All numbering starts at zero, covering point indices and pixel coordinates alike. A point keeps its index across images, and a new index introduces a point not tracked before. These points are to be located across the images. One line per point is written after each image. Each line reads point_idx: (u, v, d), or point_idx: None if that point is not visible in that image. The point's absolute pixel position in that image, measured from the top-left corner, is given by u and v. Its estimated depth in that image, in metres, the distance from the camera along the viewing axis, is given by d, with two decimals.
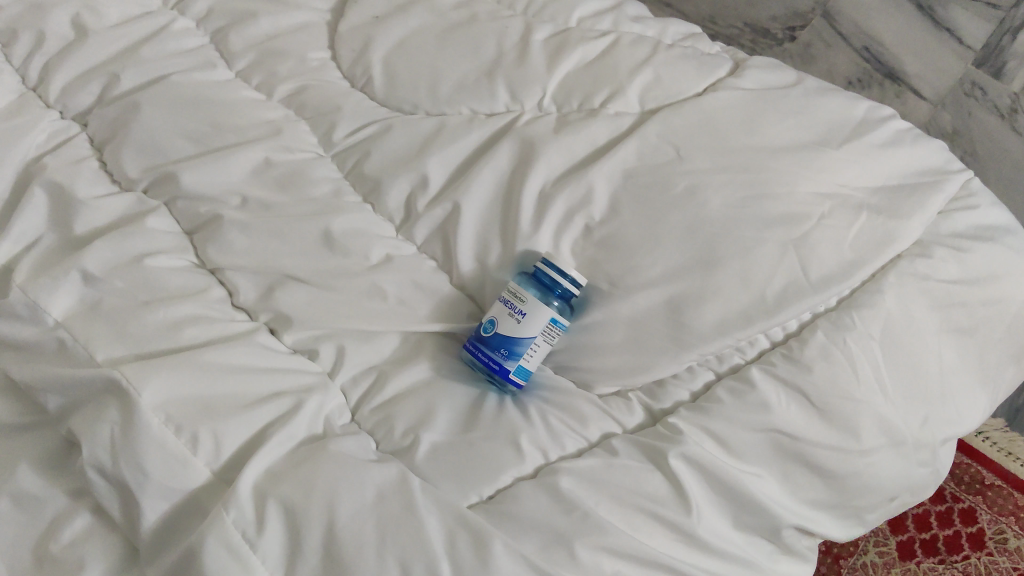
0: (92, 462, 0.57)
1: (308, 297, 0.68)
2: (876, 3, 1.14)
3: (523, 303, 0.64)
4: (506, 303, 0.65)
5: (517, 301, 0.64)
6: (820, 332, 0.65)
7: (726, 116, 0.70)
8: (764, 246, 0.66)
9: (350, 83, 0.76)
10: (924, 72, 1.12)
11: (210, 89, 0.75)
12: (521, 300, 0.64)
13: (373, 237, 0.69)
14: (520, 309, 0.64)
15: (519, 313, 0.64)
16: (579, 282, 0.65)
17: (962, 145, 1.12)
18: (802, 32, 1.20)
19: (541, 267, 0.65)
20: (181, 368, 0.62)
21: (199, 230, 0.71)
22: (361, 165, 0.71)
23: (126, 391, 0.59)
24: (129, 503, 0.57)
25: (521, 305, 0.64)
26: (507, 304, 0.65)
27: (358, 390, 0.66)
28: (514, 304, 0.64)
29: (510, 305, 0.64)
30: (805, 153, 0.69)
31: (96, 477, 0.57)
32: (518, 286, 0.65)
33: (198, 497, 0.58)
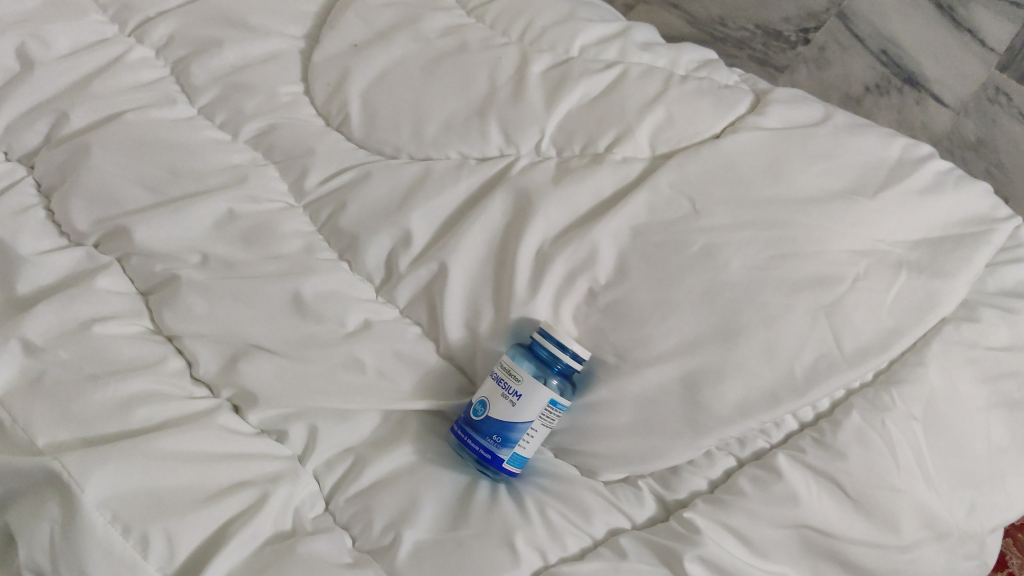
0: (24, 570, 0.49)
1: (276, 372, 0.60)
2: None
3: (518, 383, 0.56)
4: (499, 380, 0.57)
5: (511, 380, 0.57)
6: (856, 413, 0.58)
7: (747, 162, 0.62)
8: (792, 315, 0.58)
9: (325, 121, 0.68)
10: (947, 75, 0.91)
11: (170, 128, 0.67)
12: (516, 380, 0.56)
13: (350, 301, 0.61)
14: (515, 391, 0.56)
15: (514, 395, 0.56)
16: (580, 356, 0.58)
17: (985, 156, 0.91)
18: (817, 34, 0.97)
19: (539, 340, 0.58)
20: (131, 455, 0.53)
21: (154, 292, 0.63)
22: (337, 218, 0.63)
23: (66, 484, 0.50)
24: None
25: (515, 385, 0.56)
26: (501, 384, 0.57)
27: (331, 476, 0.59)
28: (508, 383, 0.57)
29: (504, 384, 0.57)
30: (837, 204, 0.61)
31: None
32: (513, 362, 0.57)
33: None
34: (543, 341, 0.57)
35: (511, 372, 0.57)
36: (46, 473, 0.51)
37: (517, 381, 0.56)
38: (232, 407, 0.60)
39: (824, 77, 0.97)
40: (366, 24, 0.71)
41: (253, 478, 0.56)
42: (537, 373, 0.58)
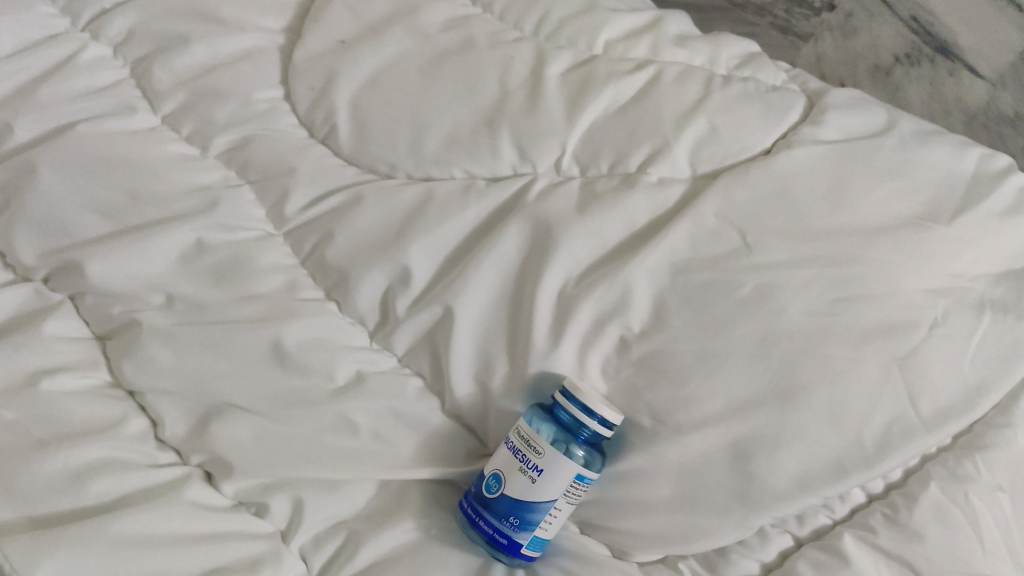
0: None
1: (255, 435, 0.51)
2: None
3: (539, 457, 0.48)
4: (515, 451, 0.49)
5: (530, 451, 0.49)
6: (934, 485, 0.49)
7: (805, 184, 0.52)
8: (860, 370, 0.49)
9: (308, 132, 0.59)
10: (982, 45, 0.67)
11: (129, 142, 0.58)
12: (536, 452, 0.49)
13: (340, 350, 0.53)
14: (536, 465, 0.49)
15: (534, 470, 0.49)
16: (611, 423, 0.49)
17: None
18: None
19: (561, 402, 0.49)
20: (87, 543, 0.44)
21: (113, 337, 0.54)
22: (323, 251, 0.54)
23: None
24: None
25: (536, 459, 0.49)
26: (519, 456, 0.49)
27: (322, 556, 0.50)
28: (527, 455, 0.49)
29: (522, 455, 0.49)
30: (911, 232, 0.52)
31: None
32: (531, 430, 0.49)
33: None
34: (566, 405, 0.49)
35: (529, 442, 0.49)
36: None
37: (538, 453, 0.49)
38: (203, 475, 0.52)
39: (850, 46, 0.74)
40: (354, 16, 0.61)
41: (230, 564, 0.47)
42: (561, 443, 0.49)
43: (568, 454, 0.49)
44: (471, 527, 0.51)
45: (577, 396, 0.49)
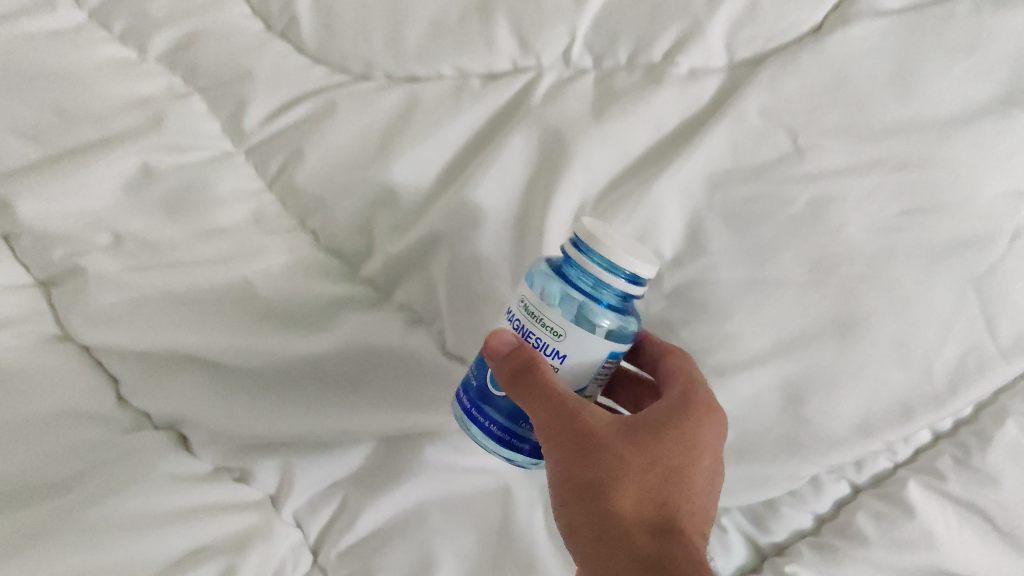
0: None
1: (231, 391, 0.45)
2: None
3: (559, 341, 0.36)
4: (526, 332, 0.38)
5: (541, 329, 0.37)
6: (1013, 423, 0.43)
7: (865, 68, 0.42)
8: (931, 297, 0.42)
9: (265, 22, 0.49)
10: None
11: (49, 46, 0.48)
12: (555, 335, 0.36)
13: (321, 292, 0.46)
14: (558, 351, 0.37)
15: (556, 357, 0.37)
16: (641, 278, 0.37)
17: None
18: None
19: (574, 260, 0.37)
20: (54, 535, 0.39)
21: (57, 281, 0.46)
22: (291, 173, 0.46)
23: None
24: None
25: (556, 344, 0.37)
26: (531, 340, 0.37)
27: (318, 521, 0.45)
28: (541, 337, 0.37)
29: (527, 330, 0.38)
30: (993, 123, 0.42)
31: None
32: (541, 301, 0.37)
33: None
34: (579, 263, 0.36)
35: (541, 320, 0.37)
36: None
37: (557, 335, 0.36)
38: (176, 438, 0.46)
39: None
40: None
41: (217, 543, 0.42)
42: (574, 304, 0.37)
43: (587, 326, 0.37)
44: (473, 428, 0.40)
45: (597, 250, 0.36)
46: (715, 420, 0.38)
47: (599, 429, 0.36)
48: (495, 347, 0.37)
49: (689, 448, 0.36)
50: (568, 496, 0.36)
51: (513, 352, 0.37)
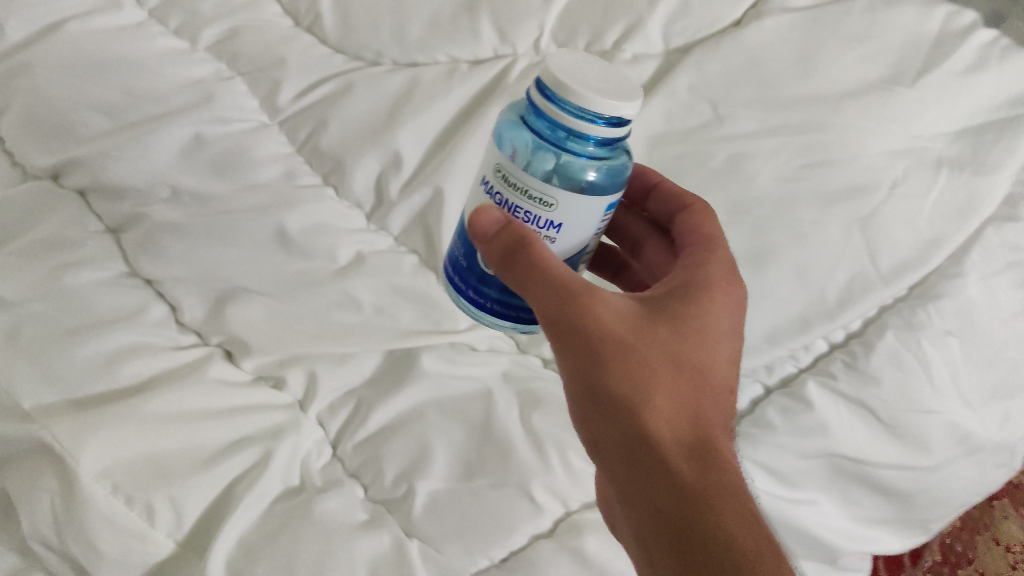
0: (29, 540, 0.46)
1: (268, 314, 0.56)
2: None
3: (552, 213, 0.39)
4: (512, 206, 0.40)
5: (530, 201, 0.39)
6: (891, 334, 0.54)
7: (774, 53, 0.55)
8: (825, 231, 0.53)
9: (294, 20, 0.61)
10: None
11: (120, 38, 0.60)
12: (546, 208, 0.39)
13: (340, 234, 0.58)
14: (553, 222, 0.40)
15: (551, 228, 0.40)
16: (619, 121, 0.36)
17: None
18: None
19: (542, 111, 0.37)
20: (128, 421, 0.49)
21: (127, 230, 0.57)
22: (317, 140, 0.56)
23: (63, 459, 0.47)
24: None
25: (550, 215, 0.39)
26: (523, 214, 0.40)
27: (336, 422, 0.56)
28: (531, 210, 0.40)
29: (511, 204, 0.40)
30: (875, 96, 0.55)
31: (43, 553, 0.46)
32: (520, 171, 0.39)
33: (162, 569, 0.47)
34: (550, 112, 0.36)
35: (523, 191, 0.39)
36: (40, 445, 0.47)
37: (543, 203, 0.39)
38: (224, 353, 0.56)
39: None
40: None
41: (256, 433, 0.53)
42: (550, 159, 0.38)
43: (571, 186, 0.39)
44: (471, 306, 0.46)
45: (564, 98, 0.36)
46: (722, 300, 0.42)
47: (612, 329, 0.38)
48: (482, 229, 0.40)
49: (703, 341, 0.40)
50: (586, 399, 0.39)
51: (502, 229, 0.40)
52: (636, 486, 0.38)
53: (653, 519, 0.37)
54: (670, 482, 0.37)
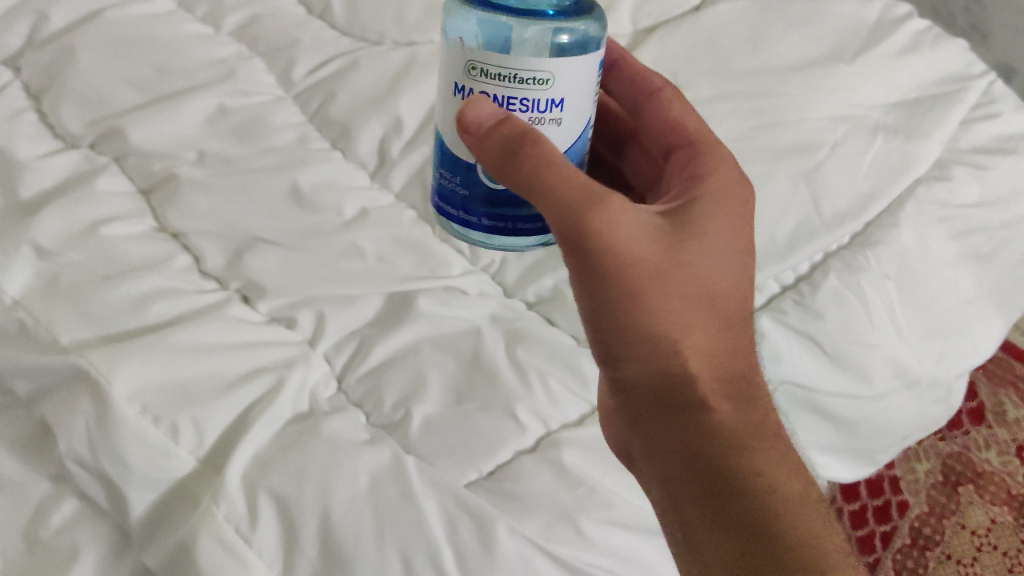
0: (68, 459, 0.53)
1: (281, 262, 0.63)
2: None
3: (552, 87, 0.44)
4: (503, 100, 0.44)
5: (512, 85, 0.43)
6: (834, 275, 0.60)
7: (727, 33, 0.67)
8: (775, 182, 0.61)
9: (306, 9, 0.74)
10: None
11: (153, 26, 0.71)
12: (543, 81, 0.43)
13: (347, 191, 0.66)
14: (552, 99, 0.44)
15: (554, 105, 0.44)
16: None
17: None
18: None
19: None
20: (152, 352, 0.56)
21: (155, 190, 0.64)
22: (327, 108, 0.68)
23: (97, 381, 0.54)
24: (113, 497, 0.53)
25: (548, 91, 0.44)
26: (519, 101, 0.44)
27: (341, 358, 0.61)
28: (526, 94, 0.44)
29: (500, 98, 0.44)
30: (818, 69, 0.65)
31: (76, 470, 0.53)
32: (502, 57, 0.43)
33: (184, 485, 0.53)
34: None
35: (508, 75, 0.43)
36: (77, 371, 0.54)
37: (527, 82, 0.43)
38: (241, 298, 0.62)
39: None
40: None
41: (269, 364, 0.59)
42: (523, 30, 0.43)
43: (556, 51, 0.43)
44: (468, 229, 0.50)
45: None
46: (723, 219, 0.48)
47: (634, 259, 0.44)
48: (470, 126, 0.44)
49: (713, 265, 0.46)
50: (616, 337, 0.46)
51: (507, 141, 0.43)
52: (669, 425, 0.47)
53: (684, 459, 0.47)
54: (697, 428, 0.46)
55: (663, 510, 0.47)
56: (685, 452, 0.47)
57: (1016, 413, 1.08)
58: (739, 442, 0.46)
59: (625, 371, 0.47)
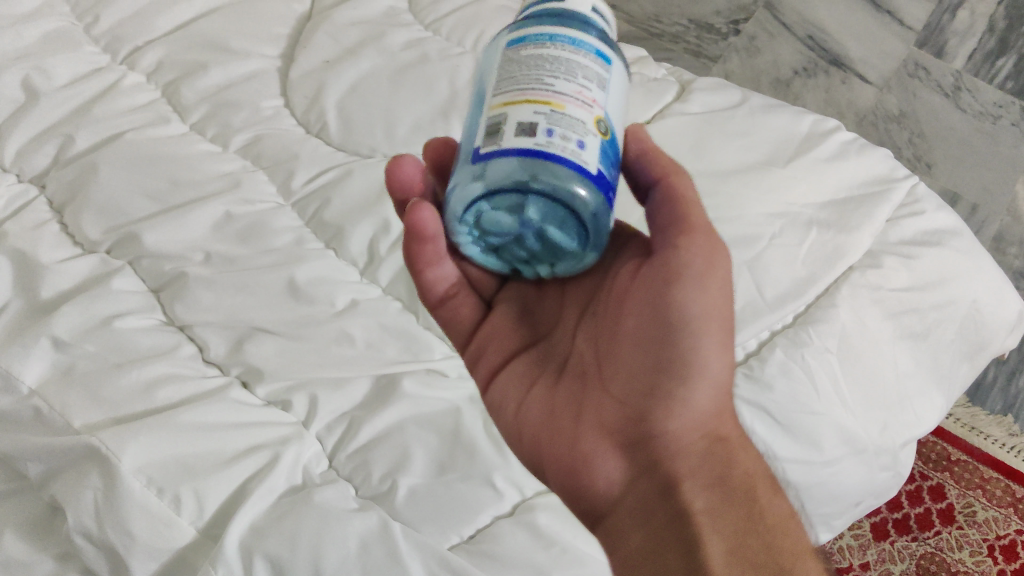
0: (74, 533, 0.57)
1: (278, 349, 0.68)
2: (873, 57, 1.40)
3: None
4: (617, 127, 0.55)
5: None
6: (779, 350, 0.67)
7: (673, 142, 0.77)
8: None
9: (305, 129, 0.83)
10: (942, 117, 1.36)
11: (168, 145, 0.79)
12: None
13: (339, 284, 0.73)
14: None
15: None
16: None
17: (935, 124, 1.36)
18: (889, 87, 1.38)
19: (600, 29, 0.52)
20: (158, 430, 0.61)
21: (164, 289, 0.71)
22: (322, 213, 0.76)
23: (106, 457, 0.58)
24: (118, 568, 0.57)
25: None
26: None
27: (332, 437, 0.66)
28: None
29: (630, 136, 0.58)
30: (754, 173, 0.75)
31: (82, 543, 0.57)
32: None
33: (185, 556, 0.57)
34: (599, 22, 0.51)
35: None
36: (87, 449, 0.59)
37: None
38: (241, 384, 0.67)
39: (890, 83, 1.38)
40: (334, 44, 0.87)
41: (267, 441, 0.64)
42: None
43: None
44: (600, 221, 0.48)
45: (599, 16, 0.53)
46: None
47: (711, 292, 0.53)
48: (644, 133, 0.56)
49: None
50: (696, 353, 0.51)
51: None
52: (711, 460, 0.51)
53: (721, 495, 0.49)
54: (741, 466, 0.51)
55: (673, 543, 0.48)
56: (721, 487, 0.50)
57: (987, 512, 1.04)
58: (778, 490, 0.52)
59: (687, 395, 0.51)
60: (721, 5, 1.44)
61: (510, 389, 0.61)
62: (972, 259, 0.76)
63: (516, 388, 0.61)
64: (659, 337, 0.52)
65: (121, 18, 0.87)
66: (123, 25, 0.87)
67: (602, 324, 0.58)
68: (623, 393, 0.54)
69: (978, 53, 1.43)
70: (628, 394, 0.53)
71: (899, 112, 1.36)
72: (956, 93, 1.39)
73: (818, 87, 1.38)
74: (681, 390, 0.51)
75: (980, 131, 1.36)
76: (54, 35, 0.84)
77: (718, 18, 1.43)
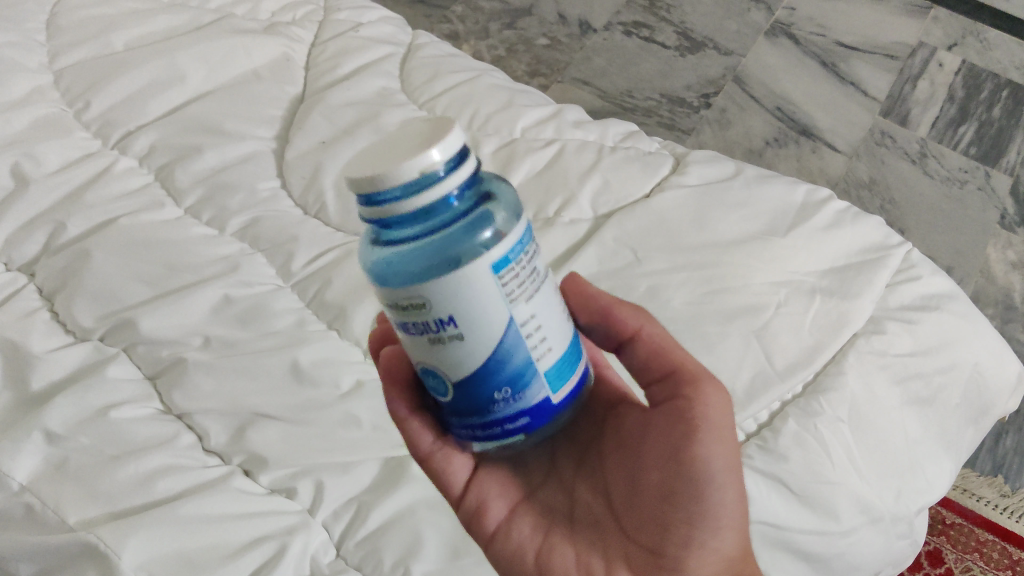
0: None
1: (282, 434, 0.66)
2: (840, 127, 1.44)
3: (436, 309, 0.43)
4: (406, 327, 0.45)
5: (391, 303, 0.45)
6: (792, 420, 0.67)
7: (672, 216, 0.78)
8: (728, 340, 0.70)
9: (304, 210, 0.82)
10: (908, 183, 1.39)
11: (161, 229, 0.78)
12: (428, 309, 0.43)
13: (344, 364, 0.71)
14: (442, 320, 0.44)
15: (447, 325, 0.44)
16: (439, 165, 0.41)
17: (902, 191, 1.38)
18: (862, 156, 1.41)
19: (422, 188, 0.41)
20: (160, 523, 0.58)
21: (161, 376, 0.69)
22: (323, 294, 0.75)
23: (104, 555, 0.56)
24: None
25: (437, 314, 0.43)
26: (425, 325, 0.44)
27: (340, 524, 0.64)
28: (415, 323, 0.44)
29: (403, 323, 0.45)
30: (754, 244, 0.75)
31: None
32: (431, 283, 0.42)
33: None
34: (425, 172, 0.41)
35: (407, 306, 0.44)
36: (84, 546, 0.56)
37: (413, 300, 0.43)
38: (243, 472, 0.65)
39: (863, 151, 1.41)
40: (329, 124, 0.87)
41: (272, 532, 0.61)
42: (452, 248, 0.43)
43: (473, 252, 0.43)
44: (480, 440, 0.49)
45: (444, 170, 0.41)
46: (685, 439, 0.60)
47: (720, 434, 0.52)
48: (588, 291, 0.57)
49: None
50: (715, 498, 0.51)
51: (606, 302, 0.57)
52: None
53: None
54: None
55: None
56: None
57: None
58: None
59: (711, 544, 0.51)
60: (692, 79, 1.47)
61: (518, 534, 0.58)
62: (971, 323, 0.76)
63: (528, 540, 0.58)
64: (679, 491, 0.52)
65: (112, 102, 0.86)
66: (114, 110, 0.86)
67: (614, 475, 0.58)
68: (652, 544, 0.53)
69: (941, 122, 1.47)
70: (656, 543, 0.53)
71: (869, 179, 1.38)
72: (923, 160, 1.42)
73: (790, 156, 1.40)
74: (713, 541, 0.51)
75: (949, 195, 1.38)
76: (45, 122, 0.83)
77: (689, 92, 1.46)
